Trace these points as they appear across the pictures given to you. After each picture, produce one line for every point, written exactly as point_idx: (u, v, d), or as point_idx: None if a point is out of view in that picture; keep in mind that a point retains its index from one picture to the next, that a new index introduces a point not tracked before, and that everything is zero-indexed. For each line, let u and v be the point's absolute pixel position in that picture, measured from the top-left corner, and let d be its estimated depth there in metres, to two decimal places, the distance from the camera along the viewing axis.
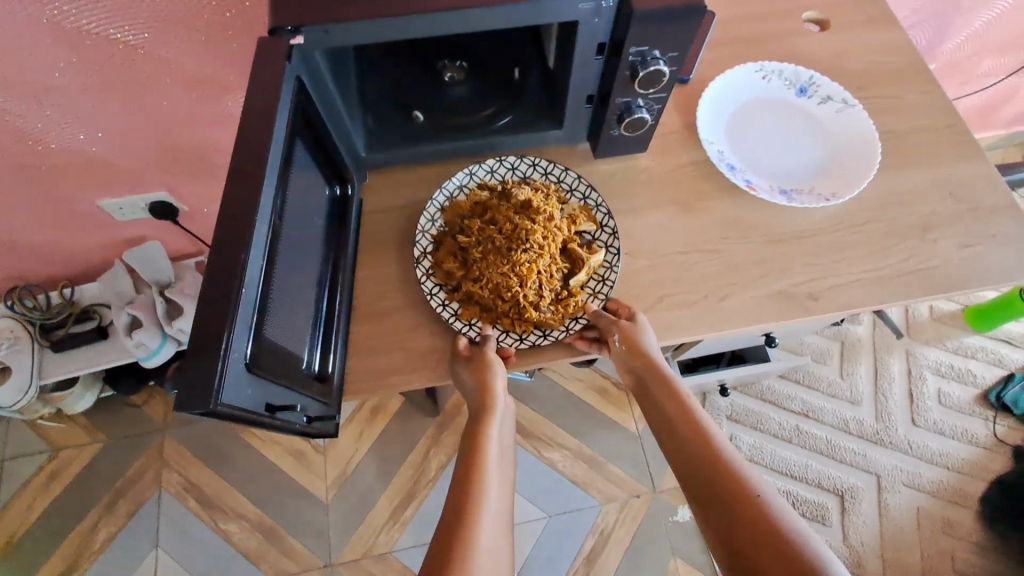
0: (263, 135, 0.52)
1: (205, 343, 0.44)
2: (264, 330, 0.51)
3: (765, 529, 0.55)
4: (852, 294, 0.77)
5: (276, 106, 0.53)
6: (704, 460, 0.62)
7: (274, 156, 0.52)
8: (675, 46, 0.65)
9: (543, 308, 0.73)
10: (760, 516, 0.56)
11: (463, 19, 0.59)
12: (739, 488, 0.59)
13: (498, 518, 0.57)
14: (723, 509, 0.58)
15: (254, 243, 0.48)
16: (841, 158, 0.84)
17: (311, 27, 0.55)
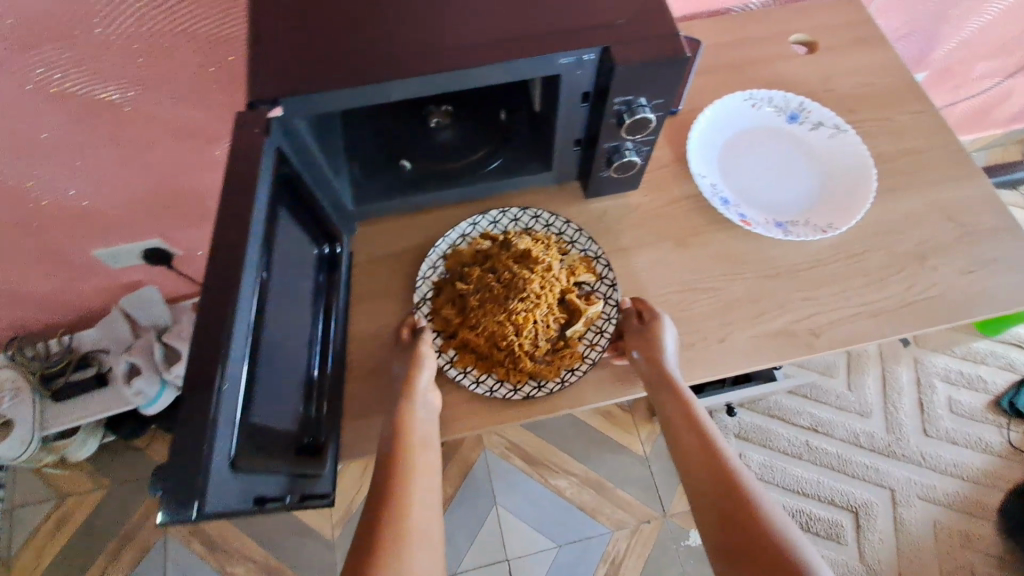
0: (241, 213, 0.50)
1: (186, 447, 0.42)
2: (251, 415, 0.50)
3: (764, 540, 0.56)
4: (853, 328, 0.75)
5: (256, 181, 0.51)
6: (708, 464, 0.62)
7: (258, 236, 0.50)
8: (661, 93, 0.64)
9: (538, 358, 0.72)
10: (759, 527, 0.57)
11: (442, 80, 0.58)
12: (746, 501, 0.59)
13: (426, 507, 0.60)
14: (725, 515, 0.59)
15: (237, 331, 0.47)
16: (836, 187, 0.83)
17: (289, 99, 0.56)
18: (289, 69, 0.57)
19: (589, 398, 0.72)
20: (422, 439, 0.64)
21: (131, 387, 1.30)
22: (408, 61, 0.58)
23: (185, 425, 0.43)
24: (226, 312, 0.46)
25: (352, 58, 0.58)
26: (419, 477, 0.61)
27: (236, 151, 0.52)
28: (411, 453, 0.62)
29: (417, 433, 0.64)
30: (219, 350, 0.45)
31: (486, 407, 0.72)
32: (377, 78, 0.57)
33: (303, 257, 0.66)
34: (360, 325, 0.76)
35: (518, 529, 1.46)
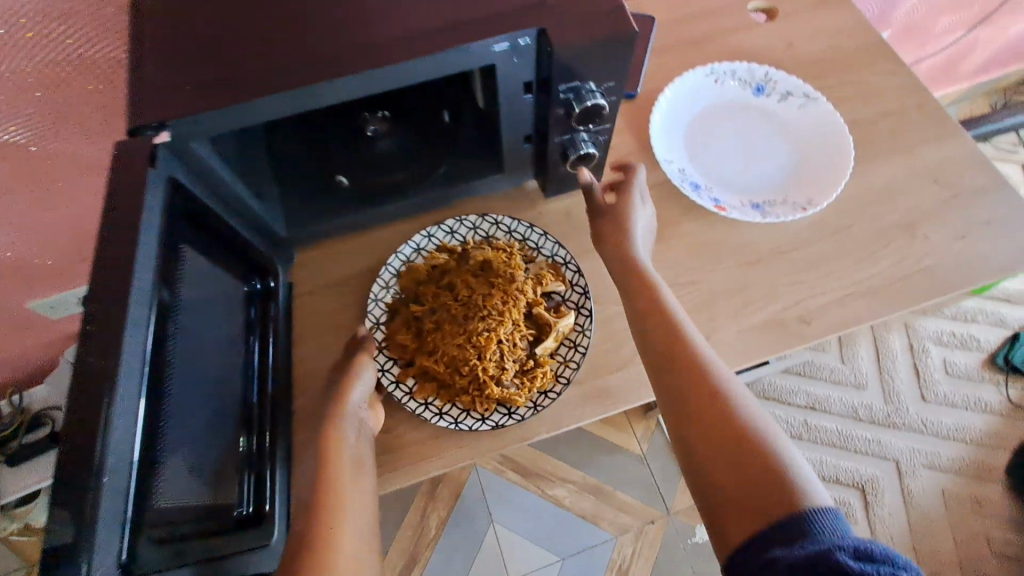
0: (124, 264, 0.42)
1: (63, 565, 0.34)
2: (149, 503, 0.42)
3: (752, 453, 0.48)
4: (846, 311, 0.70)
5: (141, 223, 0.43)
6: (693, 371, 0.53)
7: (146, 289, 0.42)
8: (610, 75, 0.57)
9: (507, 382, 0.64)
10: (735, 428, 0.49)
11: (359, 83, 0.50)
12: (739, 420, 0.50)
13: (357, 534, 0.50)
14: (713, 426, 0.50)
15: (120, 410, 0.38)
16: (812, 160, 0.77)
17: (177, 121, 0.47)
18: (176, 87, 0.49)
19: (568, 420, 0.66)
20: (354, 460, 0.56)
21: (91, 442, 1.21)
22: (315, 65, 0.50)
23: (59, 533, 0.35)
24: (103, 386, 0.38)
25: (250, 67, 0.50)
26: (349, 506, 0.52)
27: (114, 190, 0.44)
28: (340, 480, 0.53)
29: (347, 454, 0.56)
30: (95, 437, 0.37)
31: (454, 440, 0.65)
32: (280, 86, 0.49)
33: (223, 297, 0.57)
34: (306, 363, 0.67)
35: (519, 546, 1.40)
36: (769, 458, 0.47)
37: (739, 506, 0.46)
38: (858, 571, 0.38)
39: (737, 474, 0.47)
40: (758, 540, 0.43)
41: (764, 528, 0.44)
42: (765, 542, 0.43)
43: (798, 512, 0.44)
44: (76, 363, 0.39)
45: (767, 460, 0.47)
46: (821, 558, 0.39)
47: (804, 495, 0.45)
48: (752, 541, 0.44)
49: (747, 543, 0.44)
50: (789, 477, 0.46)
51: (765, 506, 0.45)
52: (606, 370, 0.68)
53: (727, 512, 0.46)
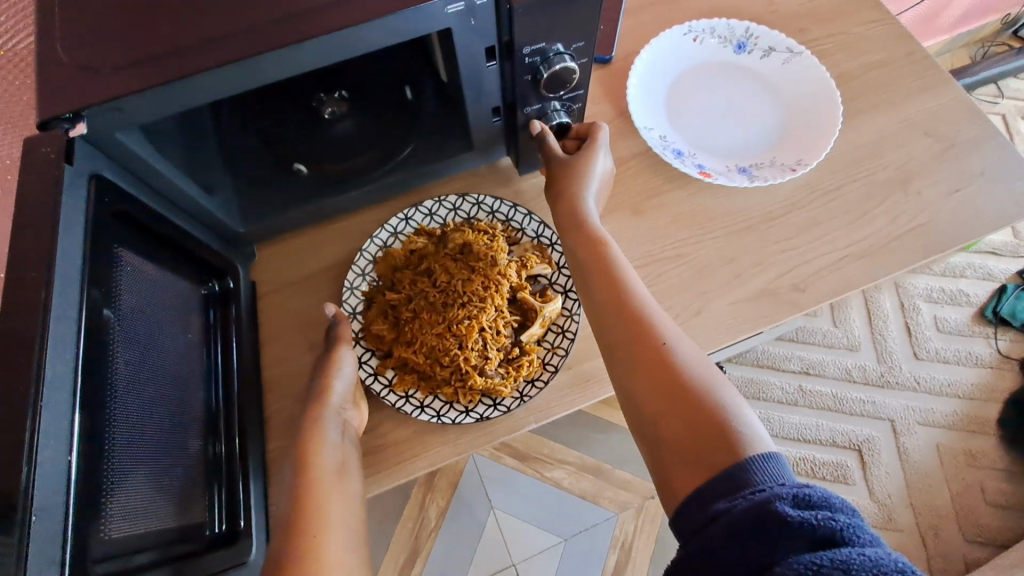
0: (39, 273, 0.37)
1: None
2: (92, 543, 0.37)
3: (698, 412, 0.45)
4: (841, 276, 0.66)
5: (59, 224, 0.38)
6: (636, 325, 0.49)
7: (70, 300, 0.37)
8: (579, 35, 0.52)
9: (491, 371, 0.60)
10: (677, 378, 0.46)
11: (298, 53, 0.45)
12: (686, 375, 0.46)
13: (345, 540, 0.46)
14: (655, 384, 0.47)
15: (47, 440, 0.34)
16: (799, 118, 0.73)
17: (95, 109, 0.42)
18: (92, 71, 0.43)
19: (557, 407, 0.63)
20: (336, 464, 0.51)
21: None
22: (247, 35, 0.44)
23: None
24: (23, 416, 0.33)
25: (174, 42, 0.44)
26: (332, 511, 0.47)
27: (25, 190, 0.39)
28: (321, 485, 0.48)
29: (329, 457, 0.51)
30: (16, 474, 0.32)
31: (439, 436, 0.62)
32: (211, 62, 0.44)
33: (174, 302, 0.52)
34: (274, 367, 0.63)
35: (520, 531, 1.39)
36: (712, 407, 0.45)
37: (682, 457, 0.44)
38: (798, 520, 0.36)
39: (677, 422, 0.45)
40: (700, 490, 0.41)
41: (704, 478, 0.42)
42: (709, 492, 0.41)
43: (741, 460, 0.42)
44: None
45: (710, 409, 0.45)
46: (762, 509, 0.37)
47: (748, 444, 0.43)
48: (695, 492, 0.41)
49: (690, 496, 0.42)
50: (731, 426, 0.44)
51: (707, 455, 0.43)
52: (595, 353, 0.65)
53: (669, 463, 0.44)
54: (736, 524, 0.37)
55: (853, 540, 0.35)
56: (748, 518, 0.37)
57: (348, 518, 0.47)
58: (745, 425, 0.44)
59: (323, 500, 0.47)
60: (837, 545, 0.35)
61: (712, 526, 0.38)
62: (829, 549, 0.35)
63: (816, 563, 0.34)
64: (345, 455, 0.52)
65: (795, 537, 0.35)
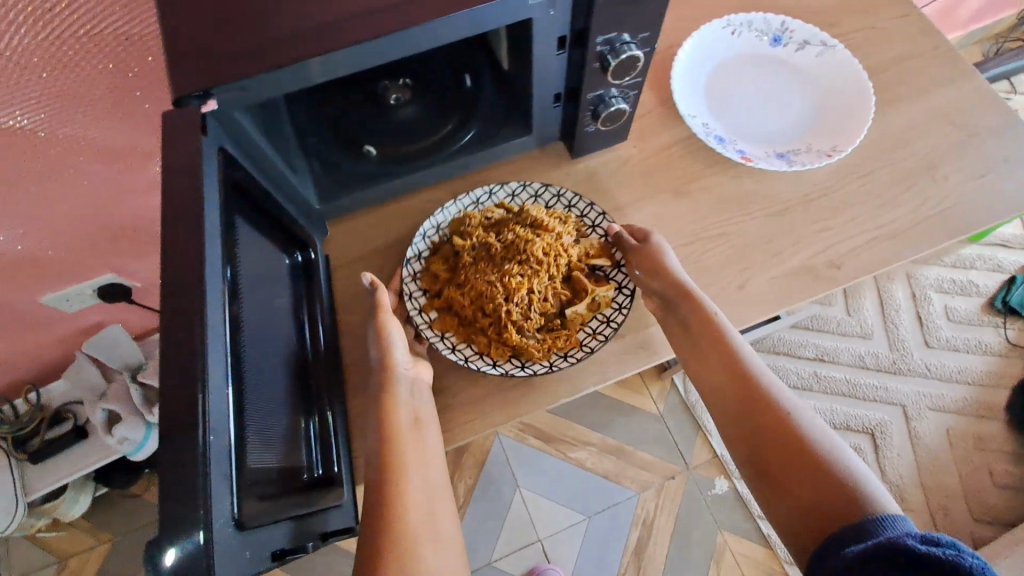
0: (192, 238, 0.42)
1: (183, 511, 0.35)
2: (245, 467, 0.43)
3: (817, 469, 0.53)
4: (874, 254, 0.71)
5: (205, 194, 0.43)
6: (746, 395, 0.59)
7: (217, 259, 0.43)
8: (646, 26, 0.56)
9: (527, 333, 0.65)
10: (798, 442, 0.55)
11: (400, 42, 0.50)
12: (798, 437, 0.55)
13: (433, 487, 0.54)
14: (776, 448, 0.56)
15: (213, 378, 0.39)
16: (833, 108, 0.77)
17: (222, 87, 0.47)
18: (217, 54, 0.48)
19: (613, 370, 0.68)
20: (411, 421, 0.57)
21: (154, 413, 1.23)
22: (356, 24, 0.49)
23: (171, 500, 0.36)
24: (197, 358, 0.39)
25: (289, 30, 0.49)
26: (412, 466, 0.54)
27: (172, 163, 0.44)
28: (399, 437, 0.56)
29: (402, 417, 0.57)
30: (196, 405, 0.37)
31: (503, 399, 0.66)
32: (324, 47, 0.48)
33: (273, 271, 0.58)
34: (349, 337, 0.67)
35: (545, 509, 1.44)
36: (833, 468, 0.53)
37: (812, 513, 0.52)
38: (922, 550, 0.43)
39: (805, 484, 0.53)
40: (831, 539, 0.49)
41: (831, 529, 0.50)
42: (839, 540, 0.49)
43: (867, 514, 0.49)
44: (162, 336, 0.39)
45: (832, 470, 0.53)
46: (890, 545, 0.44)
47: (867, 500, 0.51)
48: (826, 543, 0.49)
49: (823, 546, 0.49)
50: (853, 486, 0.52)
51: (834, 511, 0.51)
52: (646, 324, 0.70)
53: (798, 518, 0.52)
54: (865, 553, 0.45)
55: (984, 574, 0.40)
56: (878, 550, 0.45)
57: (433, 470, 0.55)
58: (859, 479, 0.52)
59: (404, 460, 0.54)
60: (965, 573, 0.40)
61: (841, 556, 0.47)
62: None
63: None
64: (424, 419, 0.59)
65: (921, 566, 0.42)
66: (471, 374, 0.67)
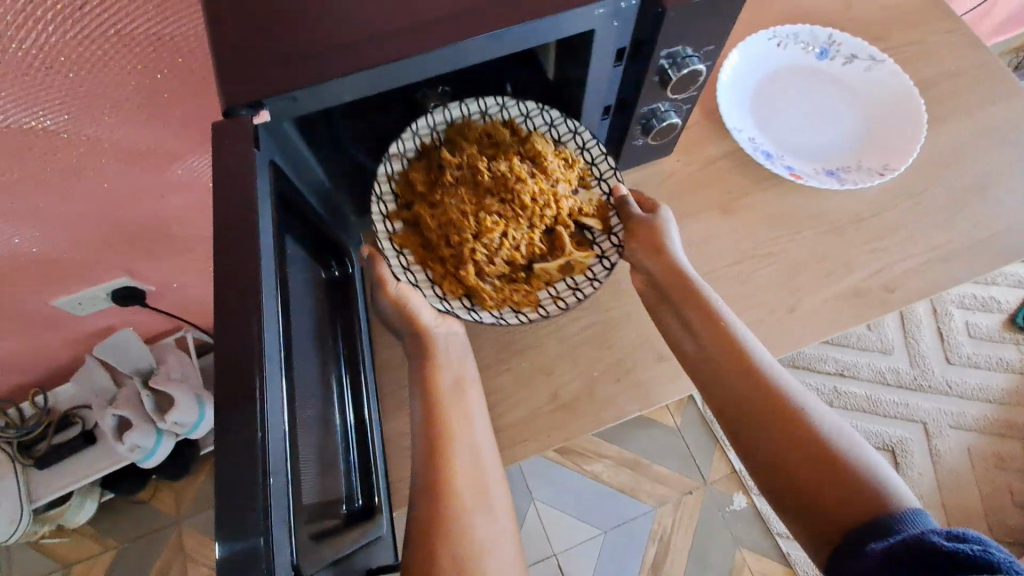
0: (248, 267, 0.41)
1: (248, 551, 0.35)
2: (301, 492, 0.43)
3: (830, 463, 0.49)
4: (927, 277, 0.69)
5: (260, 222, 0.42)
6: (750, 386, 0.54)
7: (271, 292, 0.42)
8: (710, 39, 0.54)
9: (487, 278, 0.58)
10: (806, 436, 0.50)
11: (457, 53, 0.47)
12: (805, 429, 0.51)
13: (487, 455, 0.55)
14: (783, 439, 0.51)
15: (270, 402, 0.39)
16: (883, 124, 0.75)
17: (275, 98, 0.45)
18: (270, 62, 0.46)
19: (660, 396, 0.64)
20: (455, 383, 0.58)
21: (165, 421, 1.19)
22: (416, 32, 0.46)
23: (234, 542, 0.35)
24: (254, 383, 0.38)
25: (345, 38, 0.46)
26: (461, 431, 0.55)
27: (224, 187, 0.42)
28: (446, 400, 0.56)
29: (447, 381, 0.58)
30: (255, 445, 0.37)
31: (547, 422, 0.63)
32: (382, 57, 0.46)
33: (314, 291, 0.57)
34: (386, 349, 0.67)
35: (561, 522, 1.41)
36: (844, 458, 0.49)
37: (826, 511, 0.47)
38: (951, 548, 0.41)
39: (822, 479, 0.48)
40: (856, 535, 0.45)
41: (848, 526, 0.46)
42: (862, 537, 0.45)
43: (889, 512, 0.46)
44: (219, 373, 0.39)
45: (843, 461, 0.49)
46: (915, 542, 0.42)
47: (889, 498, 0.47)
48: (847, 541, 0.46)
49: (842, 545, 0.46)
50: (868, 479, 0.48)
51: (849, 508, 0.47)
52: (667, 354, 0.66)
53: (811, 515, 0.48)
54: (892, 548, 0.43)
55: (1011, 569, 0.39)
56: (902, 547, 0.43)
57: (482, 435, 0.56)
58: (877, 475, 0.48)
59: (454, 425, 0.55)
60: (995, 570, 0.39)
61: (868, 554, 0.44)
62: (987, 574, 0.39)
63: None
64: (467, 383, 0.59)
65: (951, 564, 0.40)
66: (513, 397, 0.64)
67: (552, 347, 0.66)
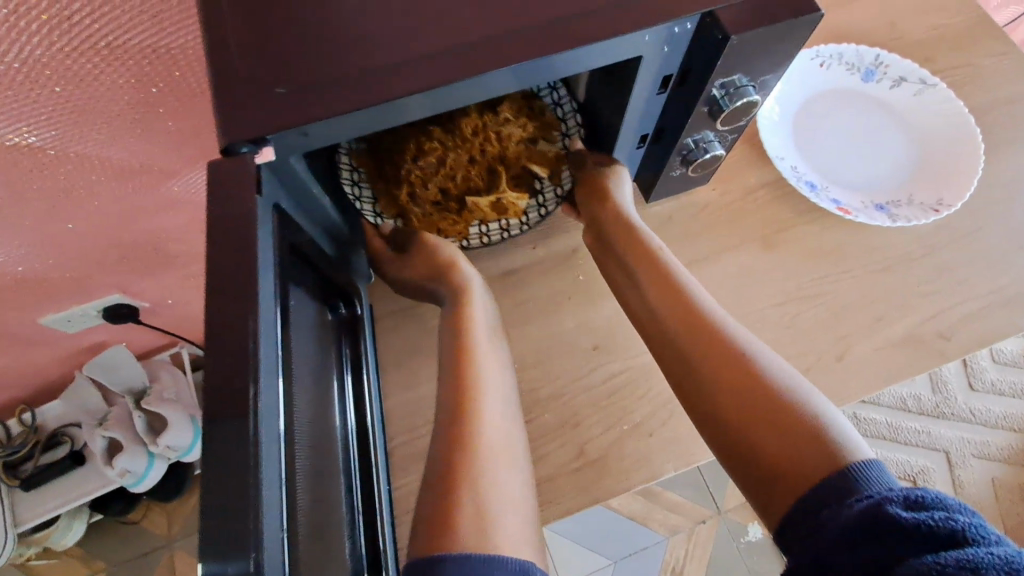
0: (244, 335, 0.35)
1: None
2: None
3: (775, 415, 0.44)
4: (987, 322, 0.63)
5: (257, 281, 0.36)
6: (696, 336, 0.50)
7: (272, 364, 0.37)
8: (770, 67, 0.48)
9: (423, 203, 0.59)
10: (754, 385, 0.46)
11: (484, 83, 0.41)
12: (754, 380, 0.46)
13: (506, 408, 0.50)
14: (727, 391, 0.47)
15: (270, 506, 0.33)
16: (936, 153, 0.69)
17: (283, 133, 0.39)
18: (276, 91, 0.40)
19: (699, 454, 0.58)
20: (489, 329, 0.55)
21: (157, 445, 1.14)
22: (446, 57, 0.41)
23: None
24: (251, 499, 0.32)
25: (364, 65, 0.41)
26: (486, 375, 0.51)
27: (220, 240, 0.37)
28: (474, 343, 0.53)
29: (479, 325, 0.55)
30: (251, 559, 0.30)
31: (574, 481, 0.58)
32: (404, 88, 0.40)
33: (320, 337, 0.51)
34: (395, 398, 0.62)
35: (569, 552, 1.36)
36: (786, 405, 0.45)
37: (773, 469, 0.43)
38: (912, 521, 0.35)
39: (769, 434, 0.44)
40: (807, 501, 0.40)
41: (805, 491, 0.41)
42: (816, 504, 0.40)
43: (842, 469, 0.41)
44: (207, 467, 0.32)
45: (791, 412, 0.44)
46: (870, 513, 0.36)
47: (840, 452, 0.42)
48: (799, 505, 0.41)
49: (793, 511, 0.41)
50: (821, 431, 0.43)
51: (802, 468, 0.42)
52: None
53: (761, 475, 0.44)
54: (849, 524, 0.37)
55: (981, 538, 0.33)
56: (856, 520, 0.37)
57: (505, 385, 0.52)
58: (829, 427, 0.43)
59: (477, 367, 0.51)
60: (960, 545, 0.33)
61: (834, 521, 0.38)
62: (954, 549, 0.33)
63: (941, 562, 0.32)
64: (495, 334, 0.56)
65: (911, 540, 0.34)
66: (537, 452, 0.59)
67: (579, 397, 0.61)
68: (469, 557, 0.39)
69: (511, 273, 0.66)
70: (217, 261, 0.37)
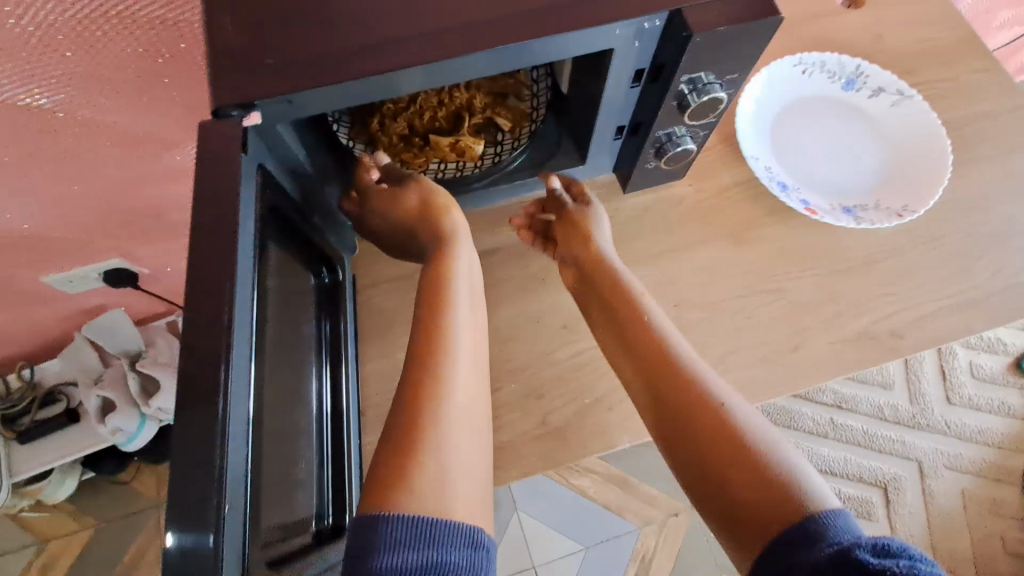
0: (224, 280, 0.39)
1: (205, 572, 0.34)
2: (261, 518, 0.41)
3: (750, 467, 0.44)
4: (938, 324, 0.66)
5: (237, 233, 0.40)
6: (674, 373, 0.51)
7: (246, 308, 0.41)
8: (737, 67, 0.51)
9: (390, 132, 0.62)
10: (728, 432, 0.47)
11: (459, 66, 0.44)
12: (726, 431, 0.47)
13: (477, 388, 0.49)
14: (700, 429, 0.47)
15: (231, 439, 0.37)
16: (904, 162, 0.72)
17: (271, 100, 0.43)
18: (267, 64, 0.43)
19: None
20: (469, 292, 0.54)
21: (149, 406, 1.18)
22: (425, 40, 0.44)
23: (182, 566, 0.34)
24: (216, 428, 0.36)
25: (350, 44, 0.44)
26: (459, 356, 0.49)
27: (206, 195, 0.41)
28: (451, 316, 0.51)
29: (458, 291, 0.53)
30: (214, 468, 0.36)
31: (534, 448, 0.61)
32: (385, 66, 0.43)
33: (297, 293, 0.56)
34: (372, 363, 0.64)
35: (543, 534, 1.40)
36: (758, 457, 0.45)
37: (747, 519, 0.43)
38: (880, 567, 0.35)
39: (744, 481, 0.44)
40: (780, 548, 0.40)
41: (772, 534, 0.41)
42: (788, 552, 0.40)
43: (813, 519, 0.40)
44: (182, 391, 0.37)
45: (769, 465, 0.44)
46: (842, 559, 0.36)
47: (808, 501, 0.42)
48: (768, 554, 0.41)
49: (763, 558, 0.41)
50: (790, 479, 0.43)
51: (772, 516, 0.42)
52: None
53: (734, 523, 0.43)
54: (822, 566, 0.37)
55: None
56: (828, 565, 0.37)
57: (478, 364, 0.51)
58: (800, 479, 0.44)
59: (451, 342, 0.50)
60: None
61: (808, 562, 0.38)
62: None
63: None
64: (477, 305, 0.54)
65: None
66: (500, 419, 0.62)
67: (544, 371, 0.64)
68: (426, 519, 0.40)
69: (489, 252, 0.70)
70: (202, 214, 0.40)
